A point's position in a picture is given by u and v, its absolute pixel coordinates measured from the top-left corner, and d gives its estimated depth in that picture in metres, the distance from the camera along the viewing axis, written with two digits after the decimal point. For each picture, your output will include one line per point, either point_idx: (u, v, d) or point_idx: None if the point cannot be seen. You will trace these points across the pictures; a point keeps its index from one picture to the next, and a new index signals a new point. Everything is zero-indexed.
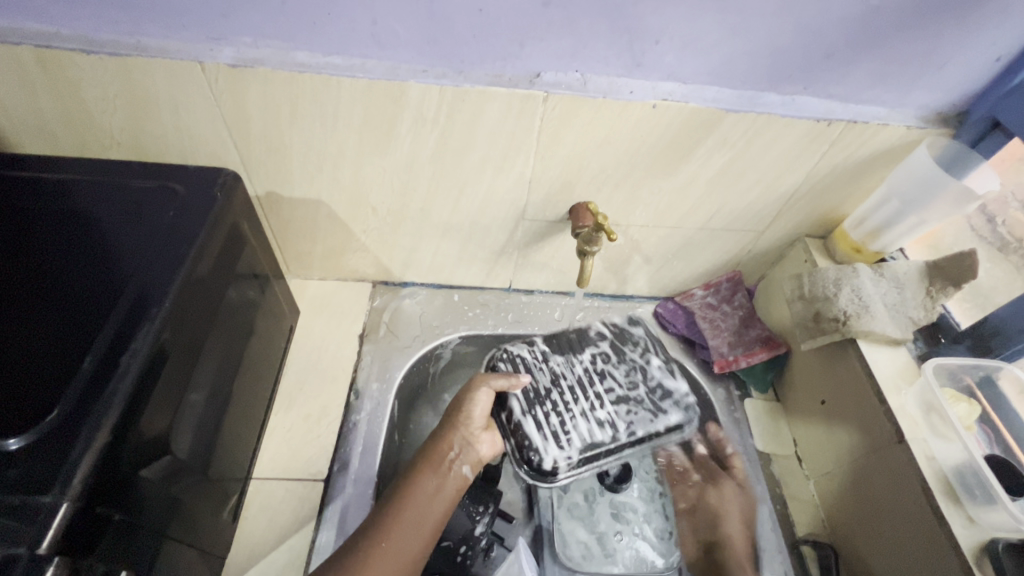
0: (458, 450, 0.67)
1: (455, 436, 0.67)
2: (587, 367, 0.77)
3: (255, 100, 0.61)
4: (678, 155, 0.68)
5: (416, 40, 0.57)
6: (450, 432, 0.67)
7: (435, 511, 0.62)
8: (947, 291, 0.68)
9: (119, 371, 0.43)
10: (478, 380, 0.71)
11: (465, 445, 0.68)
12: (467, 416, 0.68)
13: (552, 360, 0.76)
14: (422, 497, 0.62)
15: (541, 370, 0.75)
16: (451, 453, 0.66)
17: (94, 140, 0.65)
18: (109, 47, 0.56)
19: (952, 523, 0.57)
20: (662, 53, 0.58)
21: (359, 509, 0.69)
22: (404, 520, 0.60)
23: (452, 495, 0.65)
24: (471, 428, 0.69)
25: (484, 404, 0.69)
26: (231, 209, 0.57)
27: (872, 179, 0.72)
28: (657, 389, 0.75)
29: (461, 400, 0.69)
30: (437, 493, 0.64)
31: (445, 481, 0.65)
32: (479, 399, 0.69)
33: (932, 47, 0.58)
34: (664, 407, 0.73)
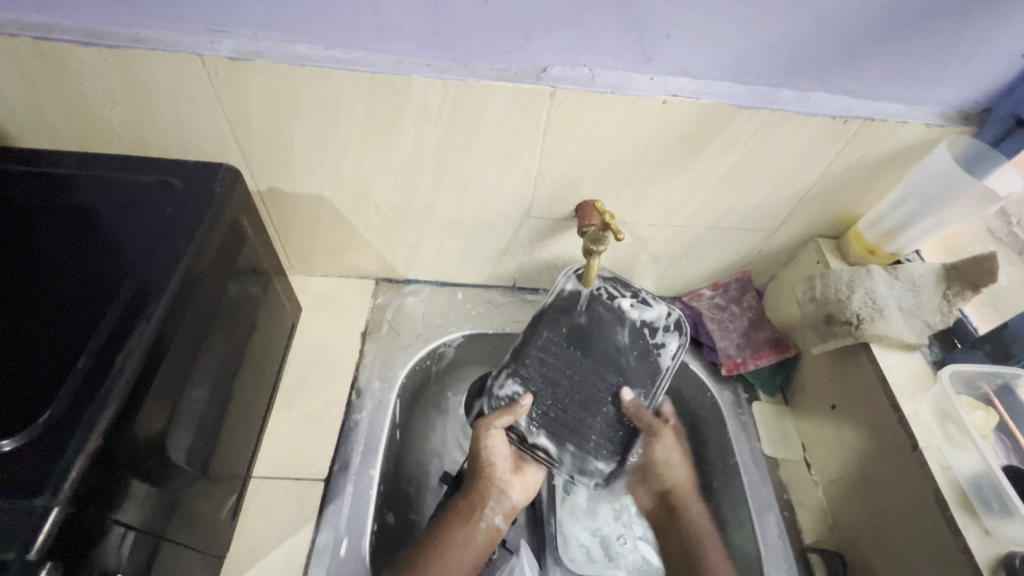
0: (492, 501, 0.72)
1: (485, 489, 0.72)
2: (579, 350, 0.73)
3: (255, 94, 0.59)
4: (688, 152, 0.66)
5: (420, 33, 0.55)
6: (478, 485, 0.72)
7: (465, 559, 0.68)
8: (964, 295, 0.67)
9: (114, 370, 0.42)
10: (480, 426, 0.71)
11: (499, 498, 0.72)
12: (490, 465, 0.72)
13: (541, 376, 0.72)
14: (459, 547, 0.68)
15: (549, 399, 0.71)
16: (485, 507, 0.72)
17: (93, 134, 0.64)
18: (107, 39, 0.54)
19: (966, 536, 0.55)
20: (673, 46, 0.56)
21: (360, 530, 0.68)
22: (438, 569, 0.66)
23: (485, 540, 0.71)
24: (496, 475, 0.73)
25: (502, 452, 0.72)
26: (230, 205, 0.56)
27: (889, 178, 0.70)
28: (650, 331, 0.75)
29: (477, 448, 0.73)
30: (470, 541, 0.69)
31: (474, 532, 0.70)
32: (494, 445, 0.71)
33: (955, 41, 0.56)
34: (662, 340, 0.75)
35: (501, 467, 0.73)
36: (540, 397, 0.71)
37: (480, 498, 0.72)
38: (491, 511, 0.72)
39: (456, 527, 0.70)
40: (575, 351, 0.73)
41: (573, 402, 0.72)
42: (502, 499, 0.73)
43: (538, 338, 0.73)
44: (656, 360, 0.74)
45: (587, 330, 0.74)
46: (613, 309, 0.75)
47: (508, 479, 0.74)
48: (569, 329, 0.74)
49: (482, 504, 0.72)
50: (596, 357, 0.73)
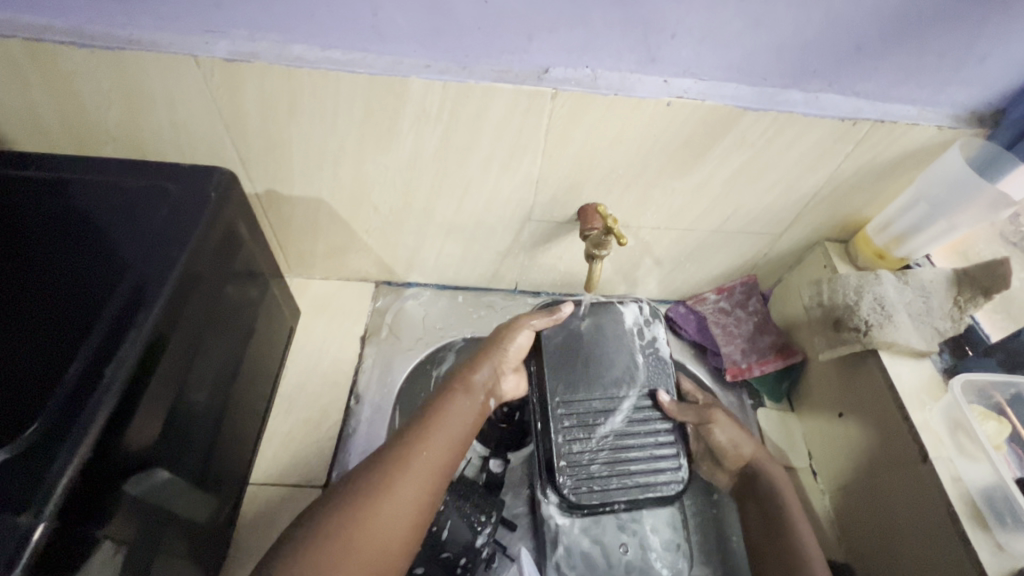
0: (488, 371, 0.67)
1: (489, 362, 0.67)
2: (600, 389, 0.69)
3: (252, 95, 0.58)
4: (693, 154, 0.65)
5: (419, 33, 0.54)
6: (488, 355, 0.67)
7: (459, 428, 0.62)
8: (977, 301, 0.65)
9: (104, 381, 0.41)
10: (517, 320, 0.70)
11: (496, 372, 0.68)
12: (505, 352, 0.68)
13: (587, 431, 0.68)
14: (450, 407, 0.63)
15: (610, 442, 0.67)
16: (479, 372, 0.66)
17: (89, 136, 0.63)
18: (101, 40, 0.53)
19: (979, 550, 0.54)
20: (678, 46, 0.55)
21: None
22: (442, 426, 0.61)
23: (472, 423, 0.64)
24: (507, 362, 0.69)
25: (521, 345, 0.69)
26: (226, 209, 0.55)
27: (899, 181, 0.69)
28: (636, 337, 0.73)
29: (504, 333, 0.69)
30: (469, 405, 0.64)
31: (471, 402, 0.65)
32: (519, 336, 0.69)
33: (970, 41, 0.54)
34: (651, 331, 0.74)
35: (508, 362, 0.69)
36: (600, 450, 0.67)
37: (481, 365, 0.67)
38: (483, 376, 0.67)
39: (453, 397, 0.64)
40: (585, 393, 0.69)
41: (626, 434, 0.68)
42: (497, 377, 0.68)
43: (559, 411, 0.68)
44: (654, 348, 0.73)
45: (585, 367, 0.70)
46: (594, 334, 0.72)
47: (511, 367, 0.70)
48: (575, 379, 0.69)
49: (480, 366, 0.67)
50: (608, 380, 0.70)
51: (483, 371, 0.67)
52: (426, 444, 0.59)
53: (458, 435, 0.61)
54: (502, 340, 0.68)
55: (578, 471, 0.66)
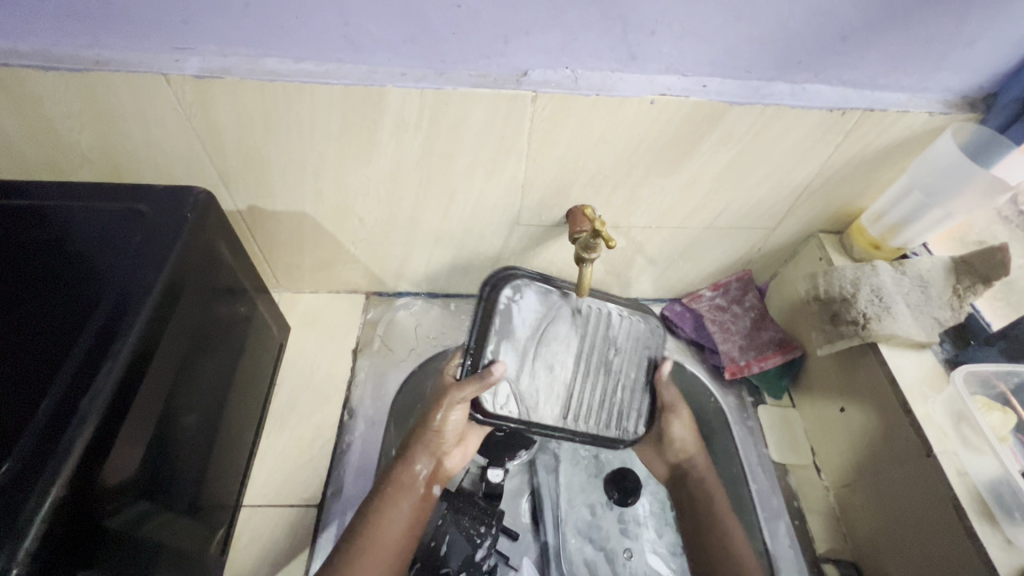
0: (427, 460, 0.68)
1: (424, 452, 0.68)
2: (557, 368, 0.69)
3: (226, 111, 0.57)
4: (680, 152, 0.63)
5: (392, 42, 0.53)
6: (420, 448, 0.68)
7: (398, 528, 0.62)
8: (976, 289, 0.63)
9: (78, 415, 0.40)
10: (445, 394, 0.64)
11: (433, 457, 0.69)
12: (439, 437, 0.68)
13: (582, 394, 0.70)
14: (392, 505, 0.63)
15: (598, 380, 0.71)
16: (417, 464, 0.67)
17: (63, 160, 0.62)
18: (69, 62, 0.52)
19: (988, 545, 0.53)
20: (658, 43, 0.53)
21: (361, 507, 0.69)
22: (387, 516, 0.62)
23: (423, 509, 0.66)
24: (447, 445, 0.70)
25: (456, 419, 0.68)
26: (204, 228, 0.54)
27: (892, 170, 0.67)
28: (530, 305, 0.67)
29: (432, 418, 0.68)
30: (405, 505, 0.64)
31: (412, 494, 0.65)
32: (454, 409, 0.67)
33: (958, 25, 0.53)
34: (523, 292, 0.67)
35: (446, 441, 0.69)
36: (608, 391, 0.72)
37: (417, 456, 0.68)
38: (422, 467, 0.68)
39: (393, 497, 0.64)
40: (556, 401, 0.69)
41: (602, 364, 0.71)
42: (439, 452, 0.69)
43: (554, 408, 0.69)
44: (555, 305, 0.69)
45: (537, 372, 0.68)
46: (517, 347, 0.67)
47: (452, 447, 0.71)
48: (529, 381, 0.68)
49: (415, 460, 0.68)
50: (549, 357, 0.68)
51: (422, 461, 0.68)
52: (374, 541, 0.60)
53: (399, 534, 0.62)
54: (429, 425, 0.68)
55: (617, 414, 0.72)
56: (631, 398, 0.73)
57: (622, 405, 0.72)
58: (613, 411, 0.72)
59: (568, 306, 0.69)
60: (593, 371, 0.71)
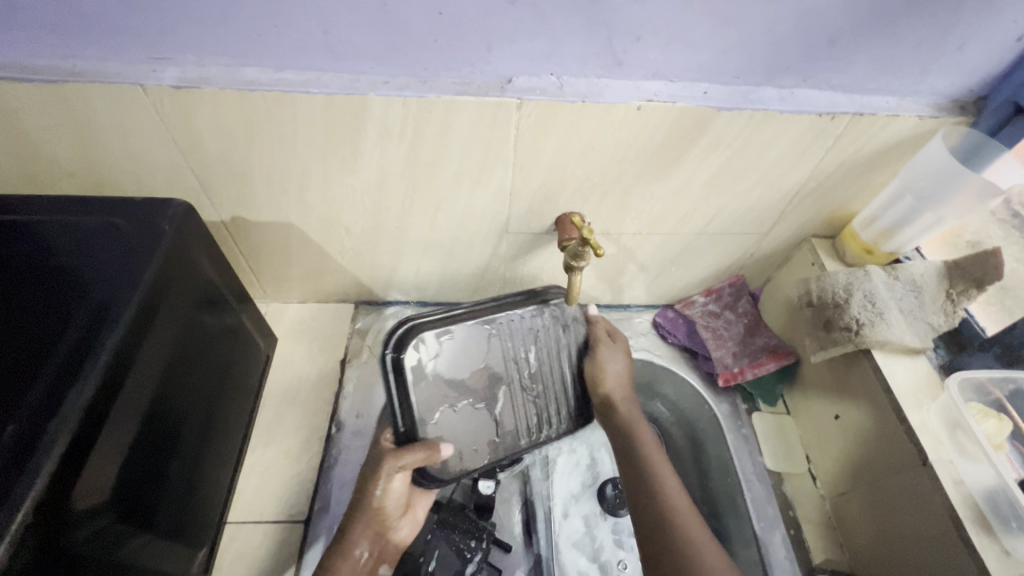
0: (368, 542, 0.62)
1: (366, 534, 0.61)
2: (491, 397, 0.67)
3: (206, 122, 0.56)
4: (669, 158, 0.63)
5: (374, 50, 0.52)
6: (361, 529, 0.61)
7: None
8: (969, 294, 0.63)
9: (46, 439, 0.39)
10: (384, 466, 0.59)
11: (376, 538, 0.63)
12: (380, 513, 0.61)
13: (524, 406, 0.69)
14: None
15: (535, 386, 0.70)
16: (359, 546, 0.61)
17: (42, 173, 0.61)
18: (44, 73, 0.51)
19: (985, 556, 0.52)
20: (644, 49, 0.53)
21: None
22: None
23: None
24: (392, 519, 0.64)
25: (399, 490, 0.61)
26: (183, 241, 0.53)
27: (883, 174, 0.67)
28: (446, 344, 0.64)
29: (375, 500, 0.61)
30: None
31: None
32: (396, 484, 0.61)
33: (946, 28, 0.52)
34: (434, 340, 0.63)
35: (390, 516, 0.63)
36: (549, 391, 0.71)
37: (358, 542, 0.61)
38: (363, 549, 0.61)
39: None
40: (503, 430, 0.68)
41: (537, 369, 0.70)
42: (382, 530, 0.63)
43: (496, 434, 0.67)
44: (470, 335, 0.66)
45: (474, 410, 0.66)
46: (435, 389, 0.64)
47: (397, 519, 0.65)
48: (471, 419, 0.66)
49: (357, 545, 0.61)
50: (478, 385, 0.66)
51: (364, 544, 0.61)
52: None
53: None
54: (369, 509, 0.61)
55: (563, 412, 0.72)
56: (572, 393, 0.72)
57: (566, 404, 0.72)
58: (559, 411, 0.71)
59: (480, 332, 0.66)
60: (522, 382, 0.69)
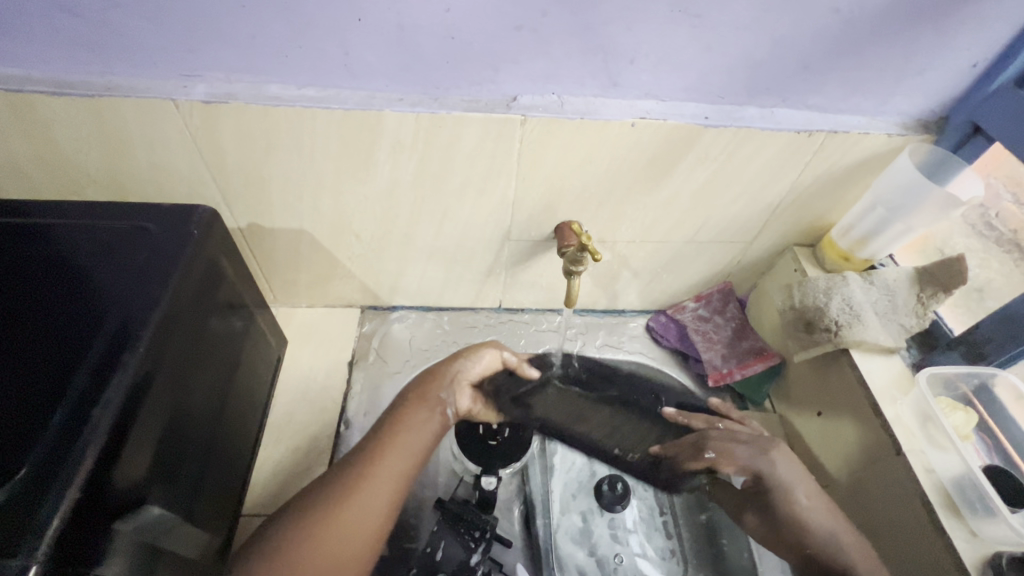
0: (447, 387, 0.69)
1: (448, 378, 0.70)
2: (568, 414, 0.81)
3: (231, 134, 0.60)
4: (660, 170, 0.67)
5: (389, 70, 0.57)
6: (444, 373, 0.70)
7: (402, 463, 0.61)
8: (938, 297, 0.68)
9: (90, 424, 0.42)
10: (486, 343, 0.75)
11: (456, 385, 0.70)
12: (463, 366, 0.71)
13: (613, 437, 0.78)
14: (398, 442, 0.62)
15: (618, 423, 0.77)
16: (441, 389, 0.69)
17: (69, 180, 0.65)
18: (81, 88, 0.55)
19: (953, 537, 0.56)
20: (637, 71, 0.58)
21: None
22: (381, 467, 0.60)
23: (427, 450, 0.65)
24: (461, 381, 0.71)
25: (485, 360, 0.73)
26: (209, 244, 0.57)
27: (857, 187, 0.72)
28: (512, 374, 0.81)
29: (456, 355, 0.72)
30: (415, 425, 0.64)
31: (432, 418, 0.66)
32: (479, 358, 0.73)
33: (908, 55, 0.58)
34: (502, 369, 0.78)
35: (463, 375, 0.71)
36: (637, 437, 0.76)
37: (441, 380, 0.69)
38: (444, 392, 0.69)
39: (412, 411, 0.66)
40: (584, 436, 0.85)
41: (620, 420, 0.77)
42: (457, 389, 0.71)
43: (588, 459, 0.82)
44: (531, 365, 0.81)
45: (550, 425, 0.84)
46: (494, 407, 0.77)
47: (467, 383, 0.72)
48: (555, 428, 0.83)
49: (427, 398, 0.67)
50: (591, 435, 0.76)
51: (433, 396, 0.68)
52: (372, 490, 0.58)
53: (400, 471, 0.61)
54: (457, 365, 0.71)
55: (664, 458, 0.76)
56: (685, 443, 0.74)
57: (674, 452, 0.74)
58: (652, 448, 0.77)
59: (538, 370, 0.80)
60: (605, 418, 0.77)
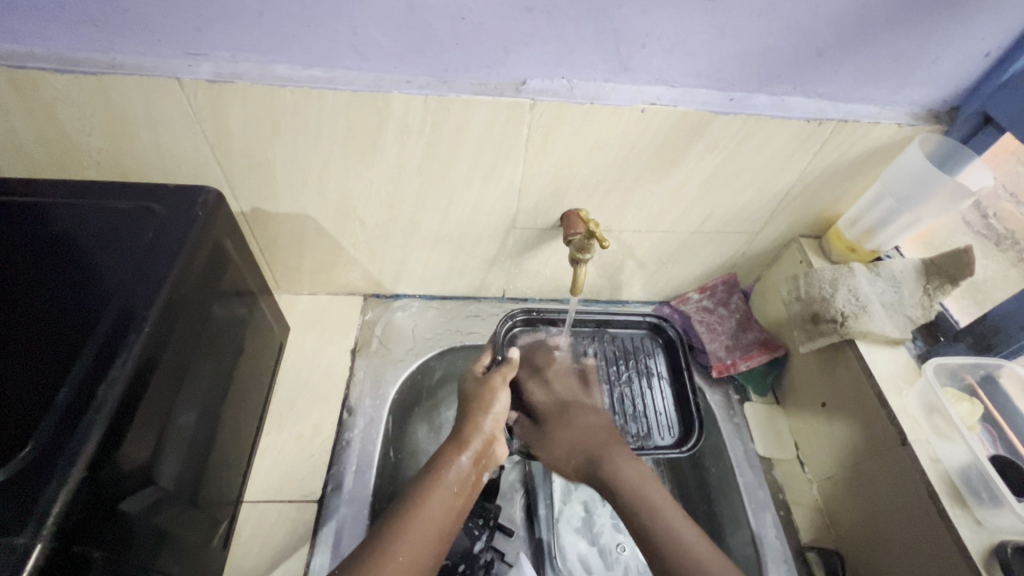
0: (474, 450, 0.64)
1: (478, 436, 0.65)
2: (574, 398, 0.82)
3: (236, 115, 0.59)
4: (669, 158, 0.67)
5: (398, 51, 0.56)
6: (474, 432, 0.65)
7: (432, 539, 0.56)
8: (944, 289, 0.68)
9: (96, 402, 0.41)
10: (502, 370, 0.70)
11: (487, 446, 0.65)
12: (490, 418, 0.66)
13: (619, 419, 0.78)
14: (430, 500, 0.58)
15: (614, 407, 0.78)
16: (464, 452, 0.63)
17: (71, 160, 0.64)
18: (84, 65, 0.54)
19: (959, 526, 0.56)
20: (649, 55, 0.57)
21: (361, 499, 0.70)
22: (412, 531, 0.55)
23: (461, 507, 0.61)
24: (500, 428, 0.67)
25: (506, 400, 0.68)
26: (214, 226, 0.56)
27: (866, 178, 0.72)
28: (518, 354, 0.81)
29: (483, 397, 0.67)
30: (440, 492, 0.59)
31: (459, 488, 0.61)
32: (503, 393, 0.68)
33: (921, 44, 0.58)
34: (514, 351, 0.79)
35: (496, 424, 0.67)
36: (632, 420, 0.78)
37: (468, 444, 0.64)
38: (468, 457, 0.63)
39: (432, 490, 0.59)
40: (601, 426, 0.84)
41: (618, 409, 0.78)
42: (487, 447, 0.65)
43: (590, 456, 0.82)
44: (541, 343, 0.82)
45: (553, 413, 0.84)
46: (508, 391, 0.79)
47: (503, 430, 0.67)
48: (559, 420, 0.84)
49: (466, 446, 0.64)
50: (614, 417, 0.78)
51: (472, 446, 0.64)
52: (405, 546, 0.54)
53: (430, 542, 0.56)
54: (489, 408, 0.67)
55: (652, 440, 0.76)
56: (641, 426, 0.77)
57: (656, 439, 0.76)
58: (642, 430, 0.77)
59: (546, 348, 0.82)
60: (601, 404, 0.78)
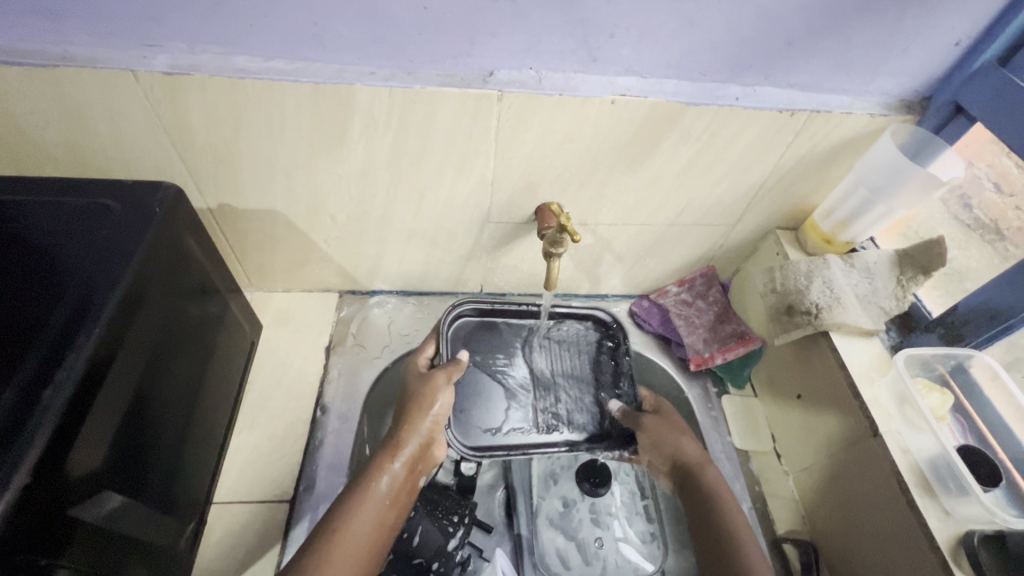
0: (411, 451, 0.63)
1: (415, 438, 0.63)
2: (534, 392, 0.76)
3: (195, 109, 0.58)
4: (642, 151, 0.66)
5: (360, 42, 0.54)
6: (411, 435, 0.63)
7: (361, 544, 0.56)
8: (917, 280, 0.68)
9: (41, 407, 0.40)
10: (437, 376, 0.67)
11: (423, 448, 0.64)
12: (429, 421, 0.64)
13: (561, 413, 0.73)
14: (356, 520, 0.57)
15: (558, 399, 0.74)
16: (399, 457, 0.62)
17: (28, 156, 0.62)
18: (33, 58, 0.52)
19: (927, 516, 0.57)
20: (618, 46, 0.56)
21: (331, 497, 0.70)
22: (346, 537, 0.56)
23: (395, 514, 0.61)
24: (439, 429, 0.65)
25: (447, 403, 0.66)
26: (172, 223, 0.54)
27: (840, 168, 0.71)
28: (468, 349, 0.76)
29: (425, 396, 0.65)
30: (365, 502, 0.59)
31: (394, 495, 0.61)
32: (445, 393, 0.65)
33: (891, 33, 0.57)
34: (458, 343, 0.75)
35: (435, 424, 0.65)
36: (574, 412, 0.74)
37: (403, 447, 0.62)
38: (404, 459, 0.62)
39: (360, 502, 0.59)
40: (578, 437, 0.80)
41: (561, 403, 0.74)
42: (424, 450, 0.64)
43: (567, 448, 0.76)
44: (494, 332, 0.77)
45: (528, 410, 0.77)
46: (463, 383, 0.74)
47: (441, 433, 0.65)
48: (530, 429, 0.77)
49: (400, 451, 0.62)
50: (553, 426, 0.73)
51: (406, 451, 0.62)
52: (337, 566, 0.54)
53: (367, 539, 0.57)
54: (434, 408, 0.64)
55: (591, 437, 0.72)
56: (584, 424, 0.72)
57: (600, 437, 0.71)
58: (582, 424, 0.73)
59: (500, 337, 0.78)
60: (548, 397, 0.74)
